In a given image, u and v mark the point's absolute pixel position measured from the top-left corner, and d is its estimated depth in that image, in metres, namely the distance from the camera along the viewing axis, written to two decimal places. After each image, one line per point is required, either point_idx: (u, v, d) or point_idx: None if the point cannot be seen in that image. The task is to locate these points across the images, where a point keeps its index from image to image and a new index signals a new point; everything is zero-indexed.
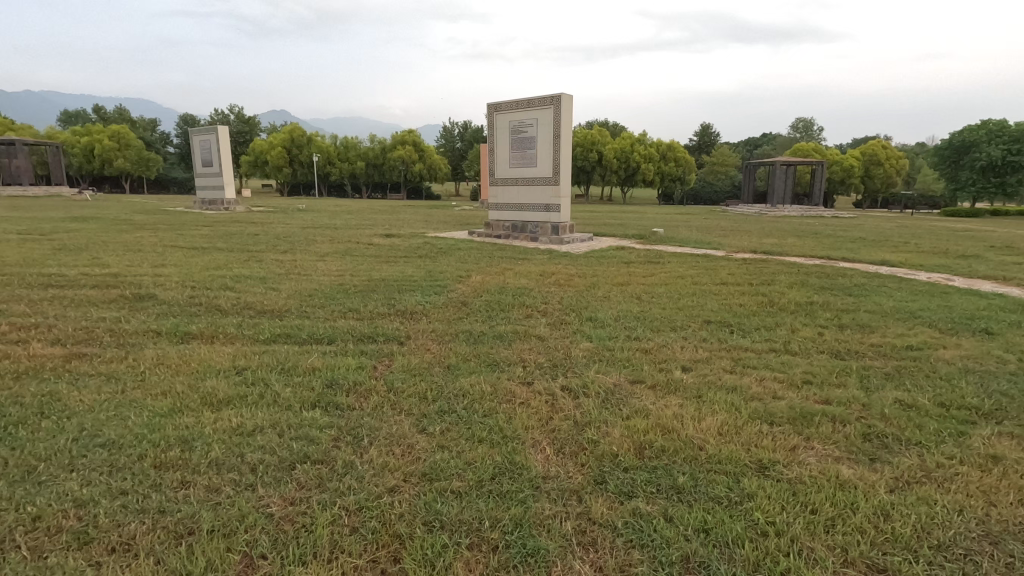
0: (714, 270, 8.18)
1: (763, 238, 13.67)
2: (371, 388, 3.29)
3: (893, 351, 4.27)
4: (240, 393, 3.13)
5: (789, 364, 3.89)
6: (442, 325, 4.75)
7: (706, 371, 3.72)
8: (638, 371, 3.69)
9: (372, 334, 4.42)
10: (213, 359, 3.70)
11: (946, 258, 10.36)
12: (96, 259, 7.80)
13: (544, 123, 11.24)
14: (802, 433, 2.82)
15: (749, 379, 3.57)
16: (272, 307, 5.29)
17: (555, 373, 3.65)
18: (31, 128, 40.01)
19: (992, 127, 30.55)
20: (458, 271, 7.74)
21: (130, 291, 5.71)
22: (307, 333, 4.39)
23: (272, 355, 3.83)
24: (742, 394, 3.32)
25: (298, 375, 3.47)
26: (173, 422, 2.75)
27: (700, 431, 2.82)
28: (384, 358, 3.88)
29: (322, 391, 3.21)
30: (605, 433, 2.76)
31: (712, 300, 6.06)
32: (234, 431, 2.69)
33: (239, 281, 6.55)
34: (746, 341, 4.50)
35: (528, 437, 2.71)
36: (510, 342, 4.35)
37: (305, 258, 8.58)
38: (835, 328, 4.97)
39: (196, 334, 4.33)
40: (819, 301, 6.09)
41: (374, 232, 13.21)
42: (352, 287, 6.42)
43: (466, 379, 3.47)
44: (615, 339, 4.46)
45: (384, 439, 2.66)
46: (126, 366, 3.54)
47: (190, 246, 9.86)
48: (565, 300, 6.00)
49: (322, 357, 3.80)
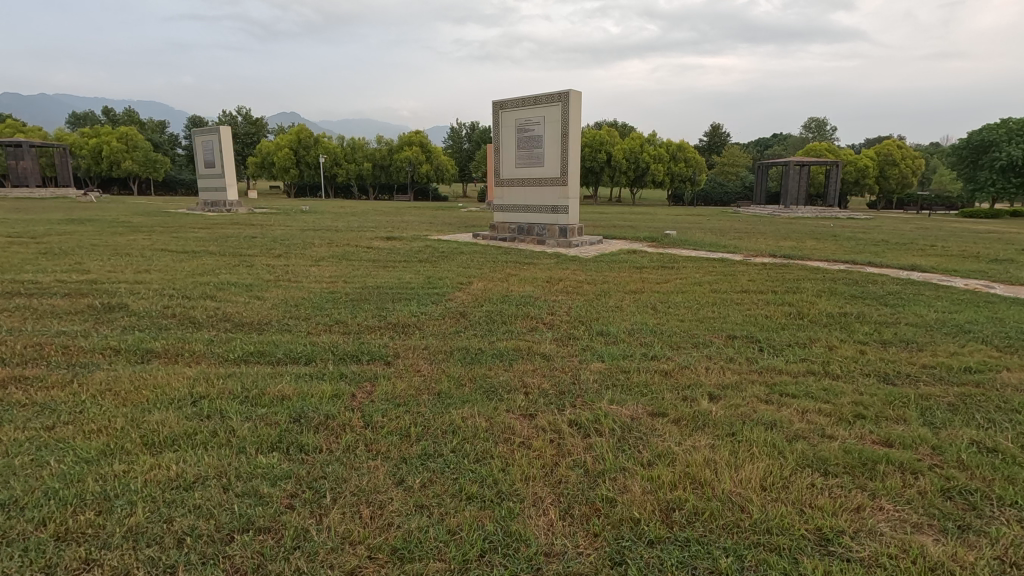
0: (734, 276, 7.64)
1: (781, 241, 13.02)
2: (345, 423, 2.79)
3: (950, 375, 3.72)
4: (189, 430, 2.65)
5: (834, 392, 3.35)
6: (437, 342, 4.26)
7: (738, 401, 3.20)
8: (658, 401, 3.17)
9: (356, 351, 3.92)
10: (167, 385, 3.22)
11: (979, 264, 9.70)
12: (78, 264, 7.40)
13: (551, 120, 10.73)
14: (865, 487, 2.30)
15: (790, 412, 3.04)
16: (252, 319, 4.81)
17: (562, 403, 3.14)
18: (40, 132, 40.07)
19: (1012, 127, 29.58)
20: (459, 278, 7.24)
21: (100, 301, 5.26)
22: (282, 352, 3.90)
23: (238, 380, 3.35)
24: (785, 432, 2.79)
25: (264, 405, 2.99)
26: (96, 471, 2.27)
27: (739, 484, 2.30)
28: (366, 382, 3.39)
29: (286, 428, 2.72)
30: (624, 489, 2.26)
31: (735, 311, 5.53)
32: (169, 483, 2.21)
33: (223, 289, 6.09)
34: (780, 361, 3.95)
35: (527, 493, 2.21)
36: (511, 362, 3.83)
37: (298, 263, 8.11)
38: (878, 345, 4.41)
39: (158, 352, 3.85)
40: (854, 312, 5.53)
41: (375, 234, 12.75)
42: (344, 295, 5.97)
43: (457, 412, 2.96)
44: (630, 359, 3.95)
45: (351, 497, 2.17)
46: (66, 394, 3.07)
47: (181, 250, 9.40)
48: (573, 310, 5.49)
49: (294, 382, 3.31)
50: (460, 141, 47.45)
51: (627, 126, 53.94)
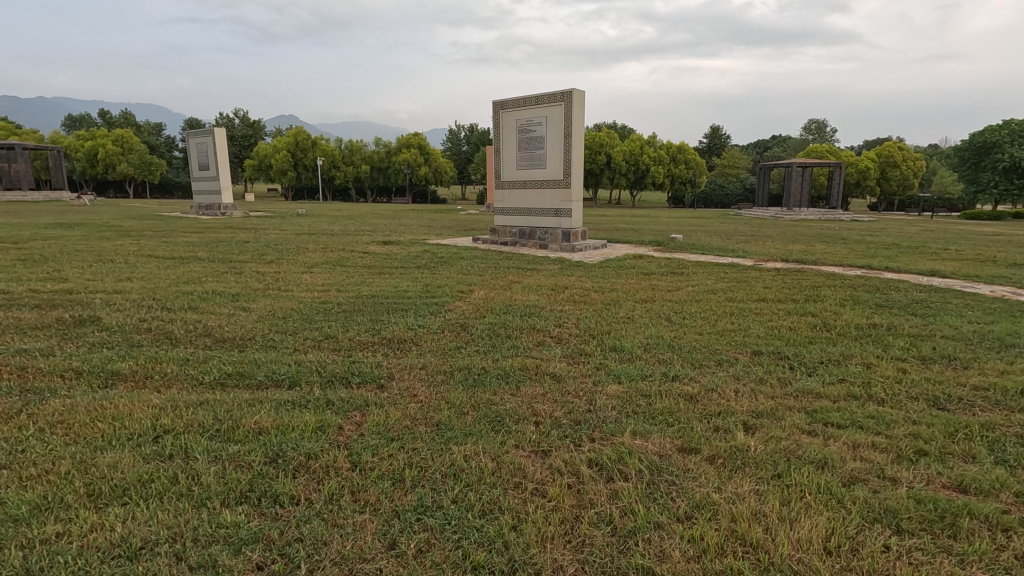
0: (748, 283, 7.23)
1: (790, 245, 12.61)
2: (328, 466, 2.41)
3: (1007, 399, 3.32)
4: (144, 476, 2.27)
5: (884, 421, 2.96)
6: (436, 360, 3.87)
7: (777, 433, 2.81)
8: (687, 435, 2.78)
9: (346, 373, 3.52)
10: (129, 416, 2.82)
11: (998, 269, 9.35)
12: (56, 271, 7.00)
13: (554, 120, 10.34)
14: (950, 550, 1.92)
15: (839, 446, 2.67)
16: (235, 334, 4.42)
17: (579, 437, 2.75)
18: (36, 134, 39.70)
19: (1015, 127, 29.31)
20: (458, 286, 6.85)
21: (71, 314, 4.85)
22: (263, 373, 3.50)
23: (209, 409, 2.95)
24: (839, 474, 2.41)
25: (238, 441, 2.60)
26: (22, 536, 1.88)
27: (800, 547, 1.92)
28: (355, 411, 2.99)
29: (259, 471, 2.33)
30: (662, 555, 1.89)
31: (756, 323, 5.14)
32: (110, 552, 1.82)
33: (206, 299, 5.69)
34: (816, 383, 3.56)
35: (545, 560, 1.85)
36: (517, 385, 3.44)
37: (289, 270, 7.70)
38: (919, 362, 4.03)
39: (124, 375, 3.45)
40: (884, 324, 5.14)
41: (372, 238, 12.37)
42: (337, 306, 5.58)
43: (460, 450, 2.57)
44: (650, 380, 3.55)
45: (332, 568, 1.79)
46: (9, 428, 2.67)
47: (167, 256, 8.98)
48: (582, 322, 5.11)
49: (273, 412, 2.91)
50: (459, 144, 47.20)
51: (627, 129, 53.77)
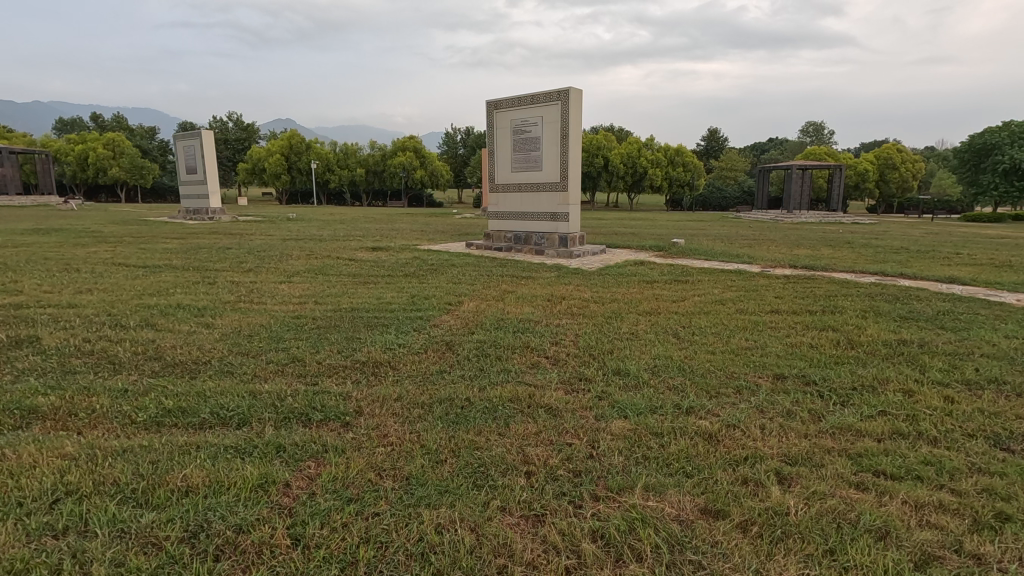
0: (759, 292, 6.74)
1: (796, 250, 12.19)
2: (263, 543, 1.90)
3: None
4: (18, 564, 1.75)
5: (946, 469, 2.46)
6: (413, 389, 3.35)
7: (820, 487, 2.31)
8: (710, 491, 2.28)
9: (306, 409, 3.01)
10: (29, 471, 2.30)
11: (1017, 275, 8.90)
12: (11, 283, 6.47)
13: (550, 120, 9.87)
14: None
15: (900, 507, 2.17)
16: (190, 357, 3.90)
17: (579, 495, 2.24)
18: (24, 138, 39.09)
19: (1015, 129, 29.04)
20: (448, 296, 6.35)
21: (7, 334, 4.32)
22: (208, 409, 2.98)
23: (131, 459, 2.43)
24: (908, 550, 1.92)
25: (155, 507, 2.09)
26: None
27: None
28: (308, 461, 2.48)
29: (172, 554, 1.82)
30: None
31: (772, 339, 4.65)
32: None
33: (167, 315, 5.15)
34: (853, 416, 3.05)
35: None
36: (506, 422, 2.93)
37: (267, 280, 7.18)
38: (963, 388, 3.54)
39: (44, 412, 2.92)
40: (914, 340, 4.66)
41: (360, 243, 11.84)
42: (311, 321, 5.06)
43: (430, 517, 2.06)
44: (662, 415, 3.03)
45: None
46: None
47: (141, 264, 8.45)
48: (580, 338, 4.61)
49: (206, 464, 2.39)
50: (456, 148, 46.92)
51: (624, 131, 53.39)
